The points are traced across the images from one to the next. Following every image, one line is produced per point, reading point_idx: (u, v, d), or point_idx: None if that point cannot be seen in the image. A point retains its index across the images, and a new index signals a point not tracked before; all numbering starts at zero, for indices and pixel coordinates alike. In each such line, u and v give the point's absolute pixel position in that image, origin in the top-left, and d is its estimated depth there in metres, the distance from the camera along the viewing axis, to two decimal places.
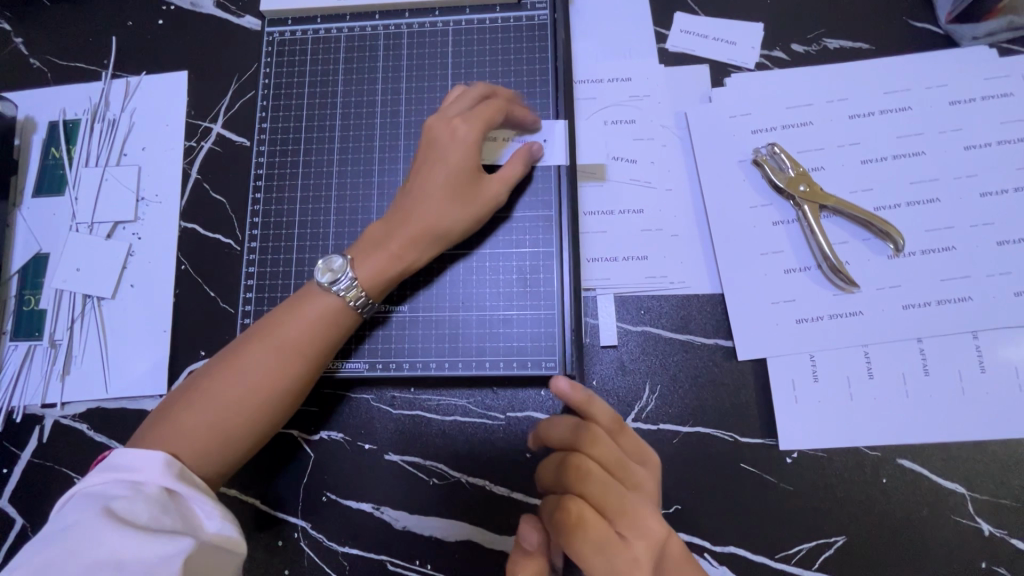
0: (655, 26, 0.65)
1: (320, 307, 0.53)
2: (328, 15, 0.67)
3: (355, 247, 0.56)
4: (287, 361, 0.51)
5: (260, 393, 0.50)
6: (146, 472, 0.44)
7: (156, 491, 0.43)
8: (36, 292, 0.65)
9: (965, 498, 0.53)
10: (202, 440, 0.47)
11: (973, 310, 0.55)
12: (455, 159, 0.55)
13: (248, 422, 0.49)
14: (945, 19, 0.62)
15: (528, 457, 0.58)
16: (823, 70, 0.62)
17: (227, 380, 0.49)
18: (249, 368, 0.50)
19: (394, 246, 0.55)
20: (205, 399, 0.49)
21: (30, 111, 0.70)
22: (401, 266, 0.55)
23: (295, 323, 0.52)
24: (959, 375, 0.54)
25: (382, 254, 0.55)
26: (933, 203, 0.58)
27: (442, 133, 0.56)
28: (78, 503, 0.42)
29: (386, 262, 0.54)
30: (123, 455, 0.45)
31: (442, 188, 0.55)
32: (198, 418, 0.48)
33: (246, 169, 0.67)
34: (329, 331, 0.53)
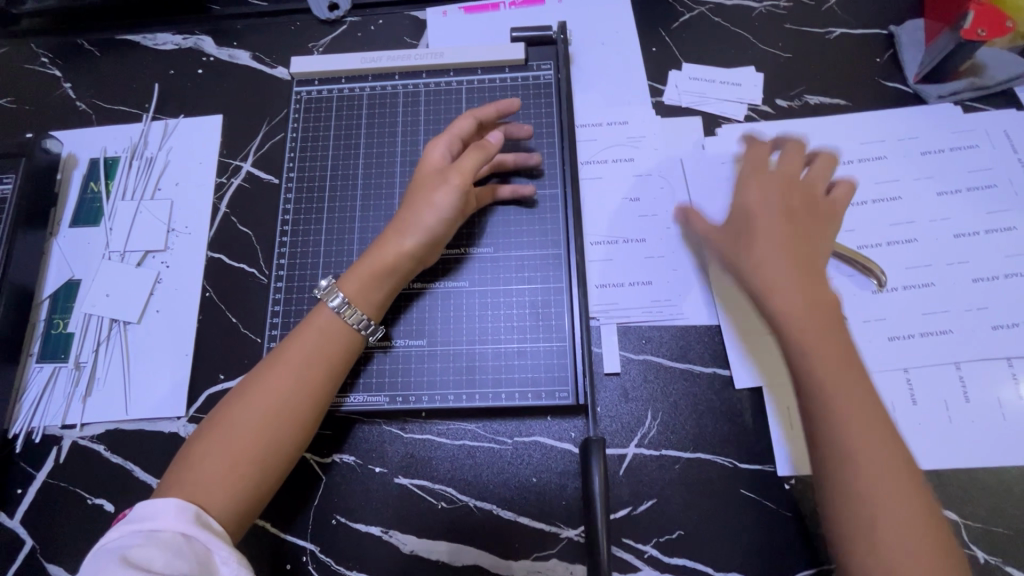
0: (650, 82, 0.72)
1: (321, 331, 0.54)
2: (351, 76, 0.73)
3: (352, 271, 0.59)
4: (291, 381, 0.51)
5: (272, 418, 0.50)
6: (165, 520, 0.44)
7: (175, 540, 0.43)
8: (66, 316, 0.69)
9: (959, 526, 0.54)
10: (220, 480, 0.47)
11: (953, 344, 0.59)
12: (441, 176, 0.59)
13: (265, 452, 0.49)
14: (913, 80, 0.69)
15: (533, 482, 0.59)
16: (804, 123, 0.68)
17: (238, 411, 0.50)
18: (260, 391, 0.51)
19: (373, 252, 0.58)
20: (221, 436, 0.49)
21: (73, 149, 0.75)
22: (385, 274, 0.57)
23: (296, 349, 0.53)
24: (945, 404, 0.57)
25: (366, 271, 0.57)
26: (911, 243, 0.62)
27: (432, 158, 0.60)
28: (99, 558, 0.42)
29: (365, 277, 0.57)
30: (143, 504, 0.45)
31: (430, 201, 0.58)
32: (219, 450, 0.48)
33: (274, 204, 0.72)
34: (330, 354, 0.54)
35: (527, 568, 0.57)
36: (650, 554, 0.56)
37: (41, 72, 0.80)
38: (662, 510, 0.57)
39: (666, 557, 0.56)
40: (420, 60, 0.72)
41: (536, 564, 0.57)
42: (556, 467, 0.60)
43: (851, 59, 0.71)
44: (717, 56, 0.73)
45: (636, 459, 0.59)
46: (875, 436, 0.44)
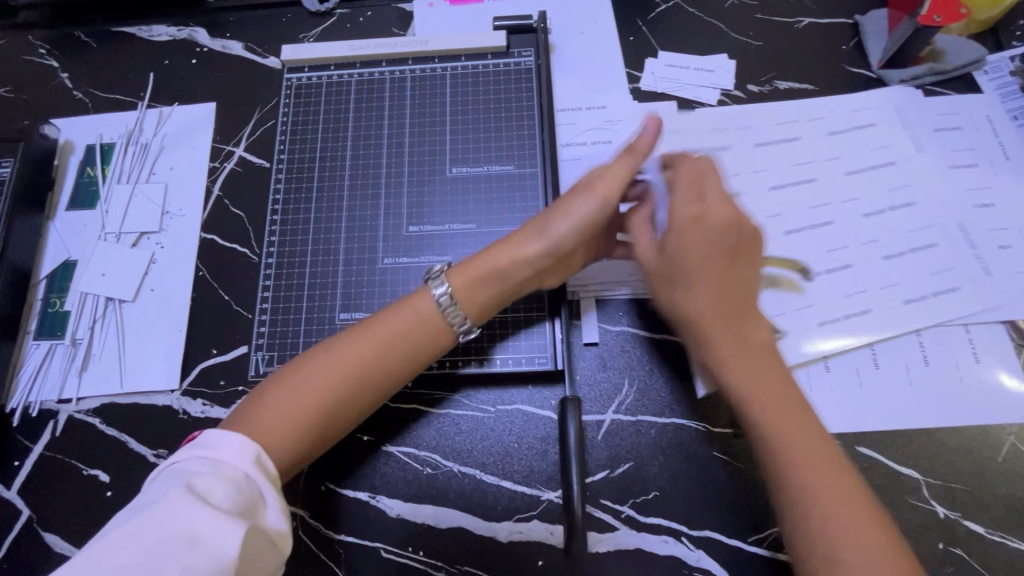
0: (627, 69, 0.75)
1: (414, 310, 0.56)
2: (339, 63, 0.76)
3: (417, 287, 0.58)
4: (376, 350, 0.54)
5: (340, 382, 0.52)
6: (231, 455, 0.46)
7: (237, 477, 0.45)
8: (62, 295, 0.71)
9: (919, 483, 0.57)
10: (298, 434, 0.50)
11: (914, 312, 0.62)
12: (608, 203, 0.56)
13: (338, 410, 0.52)
14: (876, 65, 0.72)
15: (515, 446, 0.62)
16: (773, 106, 0.71)
17: (305, 370, 0.52)
18: (332, 354, 0.53)
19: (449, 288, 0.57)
20: (294, 393, 0.51)
21: (70, 136, 0.78)
22: (500, 281, 0.58)
23: (382, 324, 0.55)
24: (906, 368, 0.60)
25: (490, 281, 0.57)
26: (874, 217, 0.65)
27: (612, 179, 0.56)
28: (166, 477, 0.44)
29: (484, 287, 0.57)
30: (211, 434, 0.47)
31: (583, 216, 0.56)
32: (301, 399, 0.50)
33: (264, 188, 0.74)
34: (421, 330, 0.55)
35: (509, 528, 0.59)
36: (627, 514, 0.59)
37: (39, 63, 0.82)
38: (638, 472, 0.60)
39: (643, 517, 0.59)
40: (406, 48, 0.75)
41: (517, 525, 0.59)
42: (537, 433, 0.62)
43: (818, 46, 0.75)
44: (691, 44, 0.76)
45: (614, 424, 0.61)
46: (801, 431, 0.46)
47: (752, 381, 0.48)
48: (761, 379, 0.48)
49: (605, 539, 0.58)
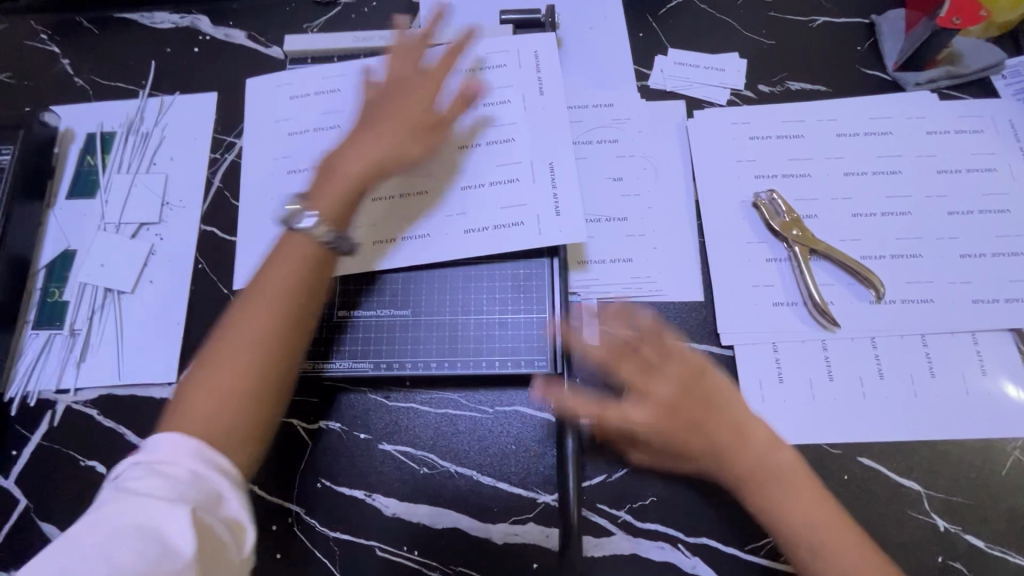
0: (636, 66, 0.74)
1: (294, 252, 0.52)
2: (342, 55, 0.74)
3: (308, 191, 0.56)
4: (258, 309, 0.49)
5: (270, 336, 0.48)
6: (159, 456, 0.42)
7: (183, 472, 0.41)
8: (61, 285, 0.70)
9: (920, 495, 0.56)
10: (196, 407, 0.45)
11: (923, 322, 0.60)
12: (412, 78, 0.63)
13: (256, 366, 0.47)
14: (891, 67, 0.71)
15: (513, 448, 0.61)
16: (784, 107, 0.70)
17: (231, 353, 0.47)
18: (226, 331, 0.48)
19: (349, 181, 0.56)
20: (212, 368, 0.46)
21: (71, 123, 0.77)
22: (359, 189, 0.57)
23: (275, 273, 0.51)
24: (912, 379, 0.59)
25: (334, 179, 0.56)
26: (885, 224, 0.64)
27: (393, 68, 0.64)
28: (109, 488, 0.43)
29: (343, 182, 0.56)
30: (152, 443, 0.43)
31: (405, 107, 0.61)
32: (203, 380, 0.46)
33: (251, 171, 0.69)
34: (310, 275, 0.51)
35: (505, 531, 0.59)
36: (623, 519, 0.58)
37: (41, 48, 0.81)
38: (636, 478, 0.59)
39: (639, 523, 0.58)
40: None
41: (513, 527, 0.59)
42: (535, 435, 0.62)
43: (833, 46, 0.73)
44: (702, 42, 0.75)
45: None
46: (842, 536, 0.48)
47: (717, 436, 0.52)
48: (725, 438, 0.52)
49: (601, 544, 0.58)
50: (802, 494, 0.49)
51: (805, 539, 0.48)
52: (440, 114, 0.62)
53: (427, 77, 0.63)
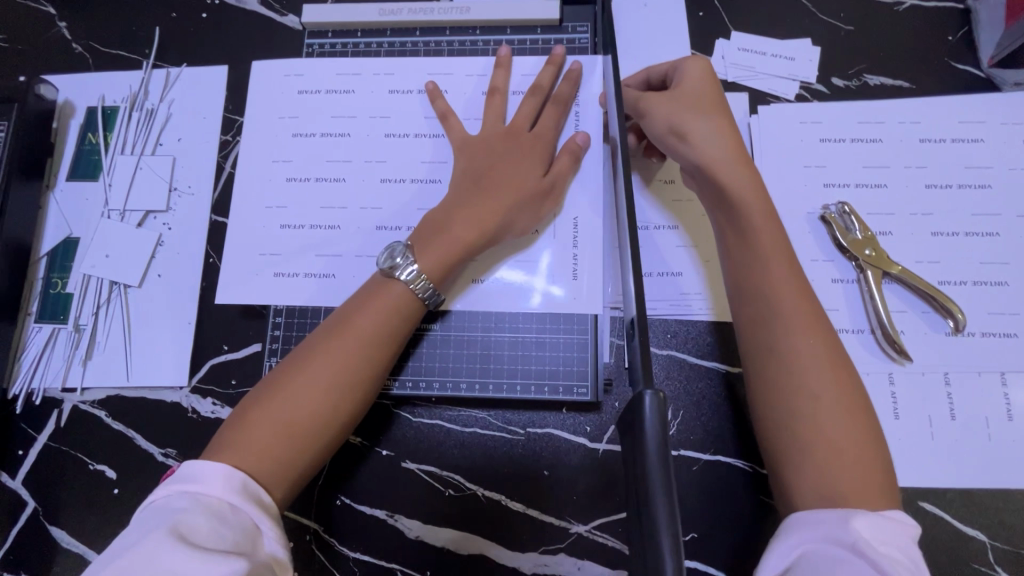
0: (695, 52, 0.66)
1: (385, 305, 0.51)
2: (367, 29, 0.67)
3: (416, 237, 0.54)
4: (343, 357, 0.49)
5: (352, 368, 0.49)
6: (213, 486, 0.42)
7: (220, 507, 0.41)
8: (64, 275, 0.66)
9: (985, 546, 0.52)
10: (266, 418, 0.46)
11: (1004, 358, 0.55)
12: (530, 136, 0.58)
13: (325, 420, 0.48)
14: (987, 63, 0.62)
15: (545, 474, 0.57)
16: (862, 105, 0.62)
17: (299, 390, 0.47)
18: (312, 367, 0.49)
19: (459, 235, 0.53)
20: (280, 404, 0.47)
21: (70, 95, 0.70)
22: (471, 252, 0.54)
23: (361, 321, 0.51)
24: (986, 421, 0.54)
25: (444, 235, 0.53)
26: (969, 245, 0.57)
27: (490, 108, 0.60)
28: (146, 516, 0.41)
29: (452, 240, 0.53)
30: (194, 465, 0.44)
31: (519, 166, 0.56)
32: (274, 418, 0.46)
33: (259, 163, 0.63)
34: (397, 328, 0.52)
35: (534, 560, 0.56)
36: None
37: (35, 9, 0.74)
38: None
39: None
40: (444, 15, 0.65)
41: (543, 557, 0.56)
42: (569, 462, 0.58)
43: (921, 35, 0.64)
44: (771, 26, 0.66)
45: None
46: (858, 439, 0.41)
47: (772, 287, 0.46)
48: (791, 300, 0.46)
49: None
50: (835, 410, 0.42)
51: (825, 450, 0.41)
52: (549, 176, 0.57)
53: (530, 131, 0.58)
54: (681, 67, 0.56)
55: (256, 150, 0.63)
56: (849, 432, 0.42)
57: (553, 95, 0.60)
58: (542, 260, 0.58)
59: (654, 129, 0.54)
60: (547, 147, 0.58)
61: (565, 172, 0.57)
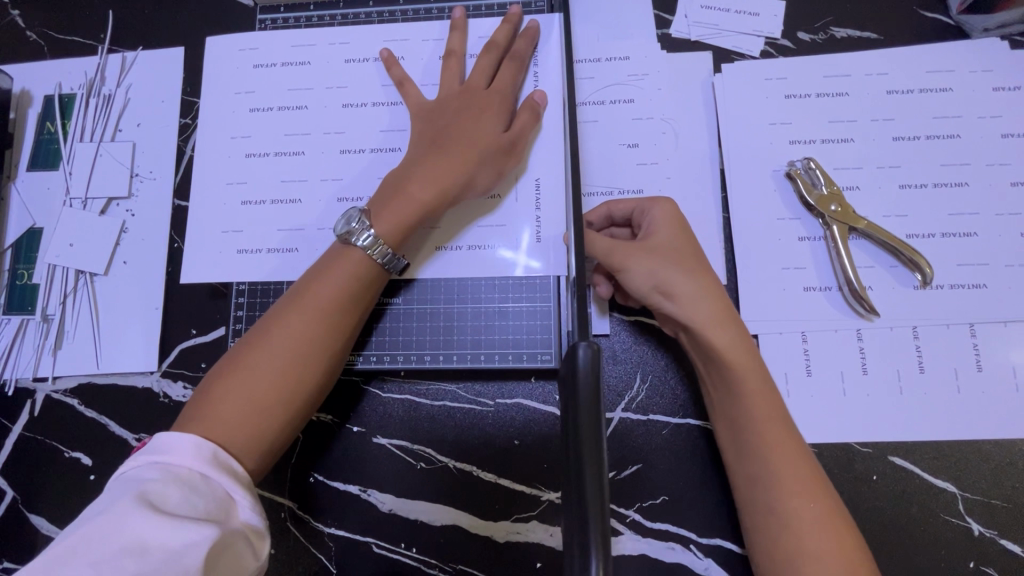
0: (657, 11, 0.64)
1: (346, 271, 0.51)
2: (321, 2, 0.65)
3: (372, 201, 0.54)
4: (306, 324, 0.49)
5: (317, 336, 0.49)
6: (183, 457, 0.42)
7: (192, 477, 0.41)
8: (30, 266, 0.65)
9: (955, 497, 0.52)
10: (230, 390, 0.46)
11: (973, 308, 0.54)
12: (487, 92, 0.57)
13: (293, 387, 0.48)
14: (956, 10, 0.60)
15: (515, 444, 0.57)
16: (827, 59, 0.61)
17: (263, 359, 0.47)
18: (276, 336, 0.48)
19: (417, 196, 0.52)
20: (245, 374, 0.47)
21: (26, 84, 0.69)
22: (429, 213, 0.53)
23: (322, 288, 0.50)
24: (955, 372, 0.53)
25: (399, 198, 0.52)
26: (936, 197, 0.56)
27: (447, 70, 0.59)
28: (114, 488, 0.40)
29: (409, 201, 0.52)
30: (161, 438, 0.43)
31: (476, 122, 0.55)
32: (239, 389, 0.46)
33: (217, 144, 0.62)
34: (360, 289, 0.51)
35: (507, 528, 0.56)
36: (632, 518, 0.55)
37: None
38: (647, 476, 0.55)
39: (649, 522, 0.55)
40: None
41: (515, 525, 0.56)
42: (538, 431, 0.58)
43: None
44: None
45: (622, 423, 0.56)
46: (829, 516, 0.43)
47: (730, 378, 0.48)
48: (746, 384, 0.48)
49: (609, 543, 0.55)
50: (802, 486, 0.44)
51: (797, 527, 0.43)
52: (510, 131, 0.56)
53: (487, 88, 0.57)
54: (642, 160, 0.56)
55: (213, 131, 0.62)
56: (819, 509, 0.44)
57: (511, 52, 0.59)
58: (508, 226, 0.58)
59: (636, 286, 0.51)
60: (505, 102, 0.57)
61: (528, 128, 0.56)
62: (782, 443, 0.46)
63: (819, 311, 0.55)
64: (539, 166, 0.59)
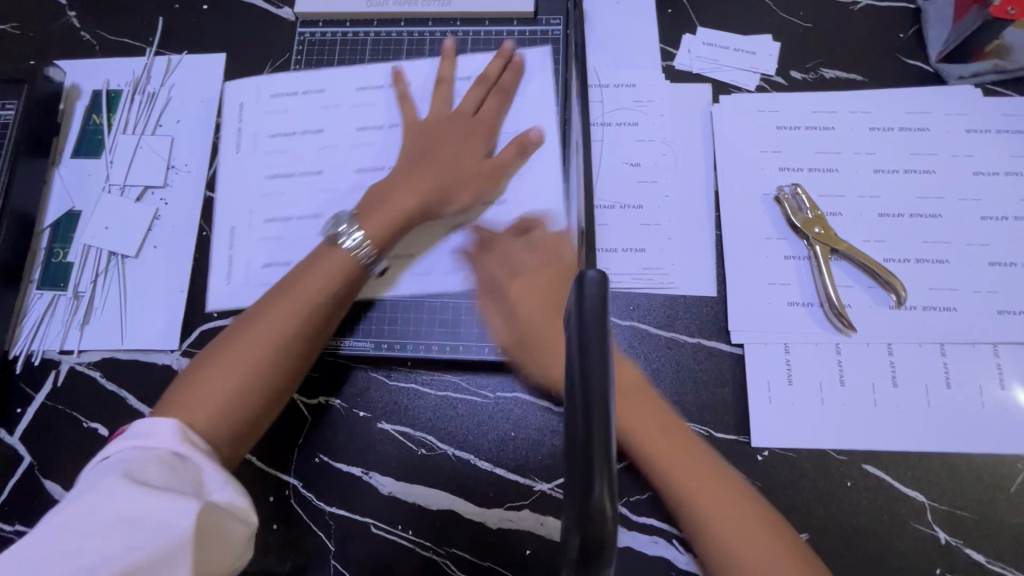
0: (662, 44, 0.70)
1: (334, 266, 0.55)
2: (356, 20, 0.72)
3: (360, 205, 0.59)
4: (295, 313, 0.53)
5: (300, 326, 0.53)
6: (162, 440, 0.45)
7: (169, 458, 0.44)
8: (66, 246, 0.70)
9: (924, 506, 0.55)
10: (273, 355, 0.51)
11: (944, 329, 0.58)
12: (476, 119, 0.63)
13: (276, 371, 0.51)
14: (935, 57, 0.66)
15: (512, 435, 0.61)
16: (815, 95, 0.66)
17: (247, 340, 0.51)
18: (267, 324, 0.52)
19: (401, 204, 0.58)
20: (232, 356, 0.50)
21: (77, 79, 0.75)
22: (406, 223, 0.58)
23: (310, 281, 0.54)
24: (926, 389, 0.57)
25: (385, 207, 0.58)
26: (913, 226, 0.61)
27: (437, 95, 0.65)
28: (101, 470, 0.44)
29: (391, 208, 0.58)
30: (143, 423, 0.46)
31: (463, 143, 0.62)
32: (224, 374, 0.49)
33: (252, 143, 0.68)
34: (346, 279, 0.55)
35: (500, 516, 0.59)
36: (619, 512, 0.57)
37: None
38: (634, 472, 0.58)
39: (635, 517, 0.57)
40: (427, 8, 0.70)
41: (508, 513, 0.59)
42: (535, 424, 0.61)
43: (873, 32, 0.69)
44: (734, 22, 0.70)
45: None
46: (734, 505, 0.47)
47: (651, 405, 0.50)
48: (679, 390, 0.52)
49: None
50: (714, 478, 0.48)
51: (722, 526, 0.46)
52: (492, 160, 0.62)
53: (473, 116, 0.63)
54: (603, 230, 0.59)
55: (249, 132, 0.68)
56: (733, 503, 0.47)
57: (498, 84, 0.65)
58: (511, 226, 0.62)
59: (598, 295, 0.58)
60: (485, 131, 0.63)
61: (508, 162, 0.63)
62: (687, 454, 0.48)
63: (801, 325, 0.60)
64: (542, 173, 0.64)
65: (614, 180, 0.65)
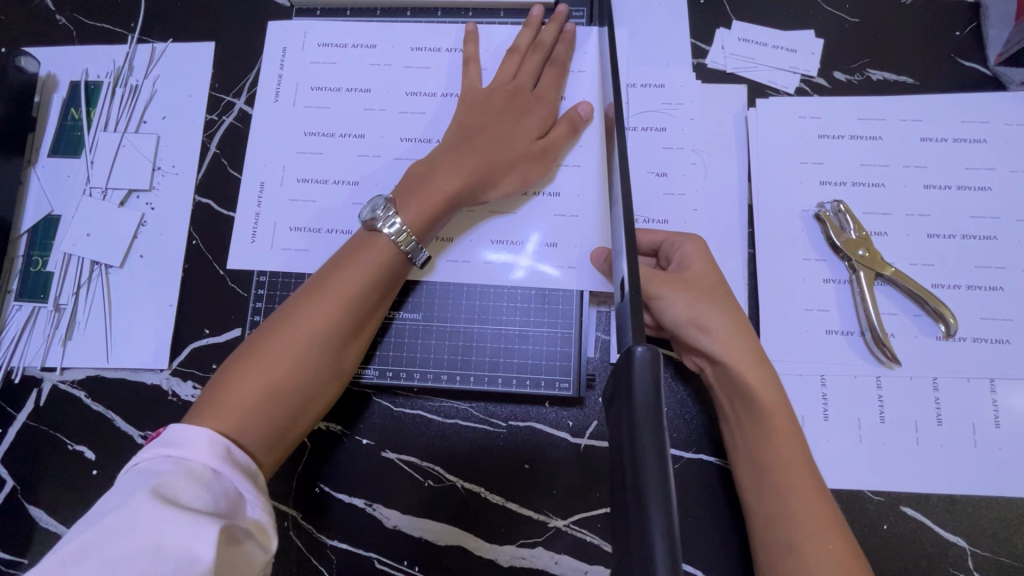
0: (694, 40, 0.64)
1: (371, 260, 0.49)
2: (358, 9, 0.65)
3: (398, 188, 0.53)
4: (325, 314, 0.47)
5: (329, 331, 0.47)
6: (196, 451, 0.40)
7: (205, 473, 0.39)
8: (45, 254, 0.65)
9: (965, 553, 0.52)
10: (317, 346, 0.47)
11: (994, 363, 0.54)
12: (532, 97, 0.58)
13: (303, 380, 0.46)
14: (994, 61, 0.60)
15: (525, 468, 0.57)
16: (861, 100, 0.60)
17: (273, 345, 0.46)
18: (295, 328, 0.46)
19: (447, 184, 0.52)
20: (256, 362, 0.45)
21: (53, 69, 0.69)
22: (453, 202, 0.53)
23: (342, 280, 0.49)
24: (972, 428, 0.53)
25: (427, 189, 0.52)
26: (964, 249, 0.56)
27: (467, 76, 0.60)
28: (127, 482, 0.38)
29: (437, 189, 0.52)
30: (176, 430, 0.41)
31: (514, 121, 0.56)
32: (248, 379, 0.44)
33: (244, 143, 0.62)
34: (380, 277, 0.50)
35: (511, 553, 0.56)
36: None
37: None
38: None
39: None
40: None
41: (520, 550, 0.56)
42: (550, 457, 0.57)
43: (927, 29, 0.62)
44: (773, 16, 0.64)
45: None
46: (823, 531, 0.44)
47: (763, 425, 0.48)
48: (773, 410, 0.48)
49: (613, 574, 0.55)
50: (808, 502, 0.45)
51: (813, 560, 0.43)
52: (545, 142, 0.57)
53: (530, 92, 0.58)
54: (680, 246, 0.54)
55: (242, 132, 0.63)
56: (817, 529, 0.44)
57: (553, 55, 0.60)
58: (529, 240, 0.58)
59: (671, 316, 0.51)
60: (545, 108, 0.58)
61: (562, 140, 0.57)
62: (792, 476, 0.46)
63: (839, 355, 0.55)
64: (561, 183, 0.59)
65: (640, 193, 0.60)
